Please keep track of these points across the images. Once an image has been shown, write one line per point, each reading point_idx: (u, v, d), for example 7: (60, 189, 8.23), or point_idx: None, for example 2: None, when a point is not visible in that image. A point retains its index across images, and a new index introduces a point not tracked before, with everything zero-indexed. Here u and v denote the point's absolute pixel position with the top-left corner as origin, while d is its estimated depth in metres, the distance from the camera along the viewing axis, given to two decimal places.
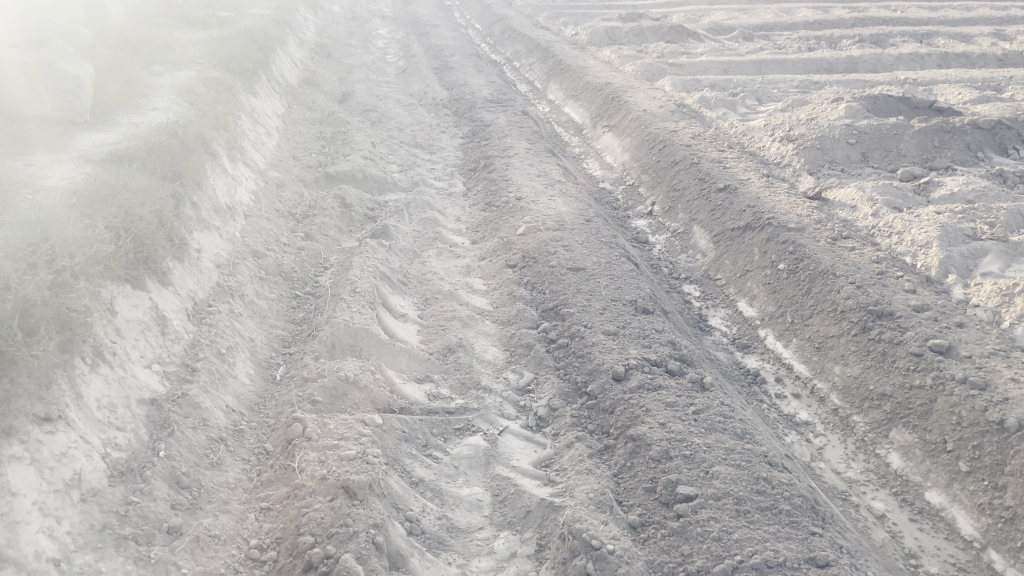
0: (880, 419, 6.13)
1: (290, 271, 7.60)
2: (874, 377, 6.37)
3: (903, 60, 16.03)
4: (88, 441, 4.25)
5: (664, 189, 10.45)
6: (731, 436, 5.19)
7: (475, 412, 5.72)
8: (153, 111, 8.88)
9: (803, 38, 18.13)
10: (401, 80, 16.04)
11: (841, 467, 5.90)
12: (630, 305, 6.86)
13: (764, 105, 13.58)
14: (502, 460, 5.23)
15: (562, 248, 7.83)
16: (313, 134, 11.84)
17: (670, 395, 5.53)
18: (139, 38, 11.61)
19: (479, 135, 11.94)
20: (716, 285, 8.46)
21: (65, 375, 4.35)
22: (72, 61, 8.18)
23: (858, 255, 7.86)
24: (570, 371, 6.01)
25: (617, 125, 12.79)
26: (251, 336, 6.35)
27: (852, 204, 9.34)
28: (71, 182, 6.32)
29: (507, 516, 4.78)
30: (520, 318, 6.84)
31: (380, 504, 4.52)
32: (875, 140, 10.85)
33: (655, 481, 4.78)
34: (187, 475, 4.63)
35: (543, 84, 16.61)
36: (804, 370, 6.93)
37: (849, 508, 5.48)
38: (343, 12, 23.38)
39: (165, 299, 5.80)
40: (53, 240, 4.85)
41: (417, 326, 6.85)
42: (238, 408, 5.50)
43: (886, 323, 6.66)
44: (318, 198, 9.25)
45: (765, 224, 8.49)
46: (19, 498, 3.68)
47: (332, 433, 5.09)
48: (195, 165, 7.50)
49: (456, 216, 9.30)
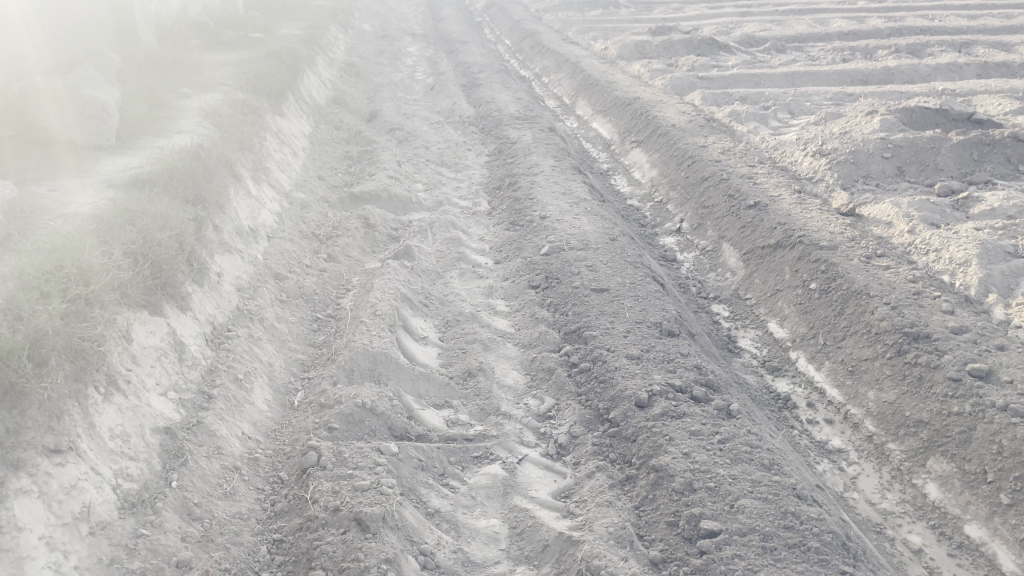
0: (916, 447, 5.88)
1: (311, 294, 7.56)
2: (910, 403, 6.13)
3: (940, 70, 15.66)
4: (99, 472, 4.20)
5: (692, 206, 10.27)
6: (758, 467, 4.98)
7: (494, 438, 5.59)
8: (179, 134, 8.95)
9: (838, 49, 17.82)
10: (429, 98, 16.06)
11: (875, 498, 5.67)
12: (654, 327, 6.68)
13: (796, 119, 13.35)
14: (521, 490, 5.09)
15: (585, 268, 7.69)
16: (340, 153, 11.88)
17: (694, 423, 5.34)
18: (169, 60, 11.77)
19: (505, 152, 11.87)
20: (745, 305, 8.26)
21: (77, 405, 4.32)
22: (99, 87, 8.28)
23: (892, 274, 7.61)
24: (592, 398, 5.87)
25: (645, 140, 12.63)
26: (270, 360, 6.30)
27: (887, 220, 9.08)
28: (92, 208, 6.34)
29: (524, 549, 4.63)
30: (542, 341, 6.71)
31: (393, 537, 4.42)
32: (911, 153, 10.59)
33: (678, 515, 4.61)
34: (199, 506, 4.57)
35: (572, 99, 16.53)
36: (837, 395, 6.70)
37: (884, 542, 5.24)
38: (373, 30, 23.53)
39: (183, 324, 5.77)
40: (69, 269, 4.85)
41: (437, 349, 6.76)
42: (254, 436, 5.44)
43: (922, 345, 6.41)
44: (341, 218, 9.23)
45: (796, 242, 8.27)
46: (25, 532, 3.62)
47: (348, 461, 5.01)
48: (218, 188, 7.51)
49: (480, 235, 9.22)
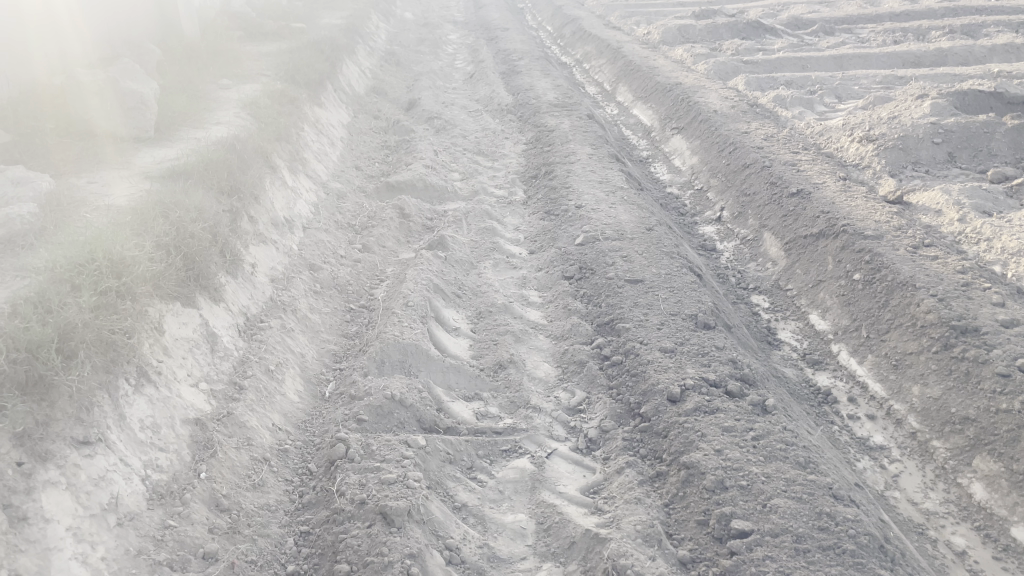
0: (962, 445, 5.66)
1: (345, 284, 7.59)
2: (956, 400, 5.90)
3: (997, 51, 15.07)
4: (128, 463, 4.24)
5: (733, 194, 10.05)
6: (793, 465, 4.82)
7: (523, 432, 5.55)
8: (216, 125, 9.05)
9: (889, 31, 17.32)
10: (468, 86, 15.98)
11: (918, 497, 5.48)
12: (689, 319, 6.54)
13: (843, 103, 13.02)
14: (549, 485, 5.03)
15: (620, 259, 7.58)
16: (378, 143, 11.91)
17: (728, 419, 5.20)
18: (209, 52, 11.91)
19: (543, 140, 11.75)
20: (786, 296, 8.06)
21: (108, 397, 4.36)
22: (138, 80, 8.42)
23: (940, 265, 7.34)
24: (624, 392, 5.78)
25: (686, 127, 12.40)
26: (303, 351, 6.32)
27: (937, 208, 8.80)
28: (129, 201, 6.41)
29: (551, 545, 4.56)
30: (574, 334, 6.63)
31: (418, 532, 4.39)
32: (963, 139, 10.30)
33: (708, 513, 4.49)
34: (227, 498, 4.60)
35: (612, 85, 16.34)
36: (880, 389, 6.49)
37: (926, 543, 5.05)
38: (414, 18, 23.52)
39: (216, 316, 5.81)
40: (100, 261, 4.91)
41: (469, 341, 6.74)
42: (285, 427, 5.47)
43: (970, 339, 6.18)
44: (377, 209, 9.25)
45: (840, 231, 8.02)
46: (53, 524, 3.66)
47: (375, 454, 5.00)
48: (252, 179, 7.55)
49: (515, 225, 9.14)
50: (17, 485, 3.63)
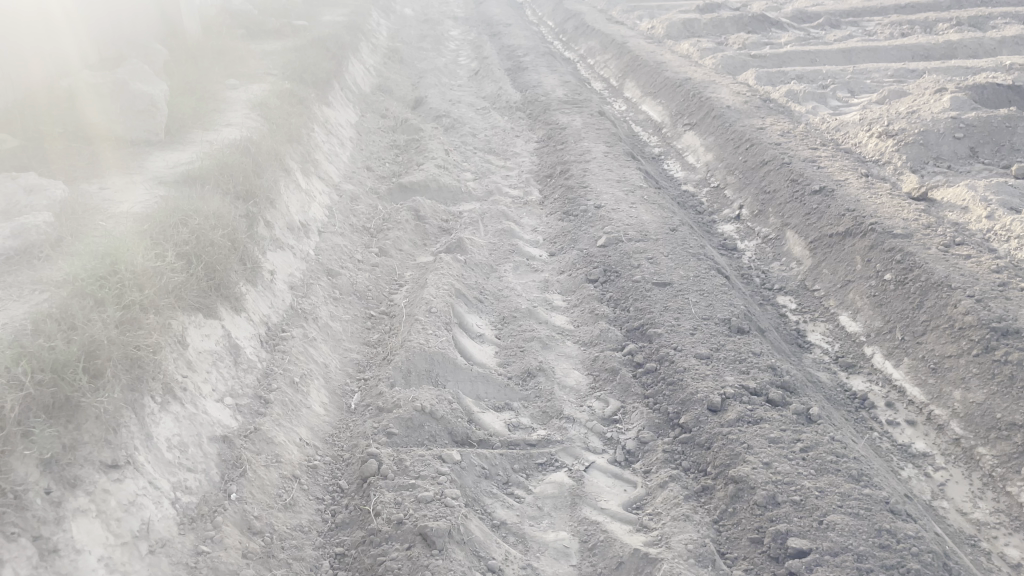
0: (1010, 452, 5.48)
1: (364, 290, 7.39)
2: (1000, 405, 5.73)
3: (1007, 43, 14.92)
4: (158, 486, 4.05)
5: (752, 191, 9.87)
6: (845, 477, 4.65)
7: (559, 444, 5.37)
8: (227, 127, 8.85)
9: (896, 24, 17.16)
10: (474, 83, 15.79)
11: (967, 507, 5.32)
12: (723, 324, 6.36)
13: (856, 98, 12.85)
14: (590, 500, 4.86)
15: (646, 261, 7.40)
16: (388, 142, 11.70)
17: (773, 429, 5.03)
18: (212, 52, 11.67)
19: (555, 138, 11.57)
20: (814, 297, 7.88)
21: (134, 417, 4.17)
22: (146, 82, 8.22)
23: (974, 265, 7.17)
24: (661, 401, 5.61)
25: (699, 123, 12.22)
26: (326, 361, 6.13)
27: (963, 205, 8.64)
28: (144, 208, 6.22)
29: (597, 565, 4.37)
30: (604, 340, 6.45)
31: (460, 553, 4.21)
32: (984, 133, 10.14)
33: (762, 532, 4.34)
34: (259, 519, 4.41)
35: (619, 81, 16.14)
36: (919, 393, 6.32)
37: (981, 556, 4.88)
38: (414, 14, 23.28)
39: (238, 326, 5.62)
40: (122, 273, 4.71)
41: (494, 347, 6.56)
42: (313, 441, 5.28)
43: (1013, 341, 6.00)
44: (391, 211, 9.04)
45: (868, 230, 7.84)
46: (84, 555, 3.47)
47: (409, 470, 4.82)
48: (268, 183, 7.36)
49: (533, 225, 8.96)
50: (47, 515, 3.44)
